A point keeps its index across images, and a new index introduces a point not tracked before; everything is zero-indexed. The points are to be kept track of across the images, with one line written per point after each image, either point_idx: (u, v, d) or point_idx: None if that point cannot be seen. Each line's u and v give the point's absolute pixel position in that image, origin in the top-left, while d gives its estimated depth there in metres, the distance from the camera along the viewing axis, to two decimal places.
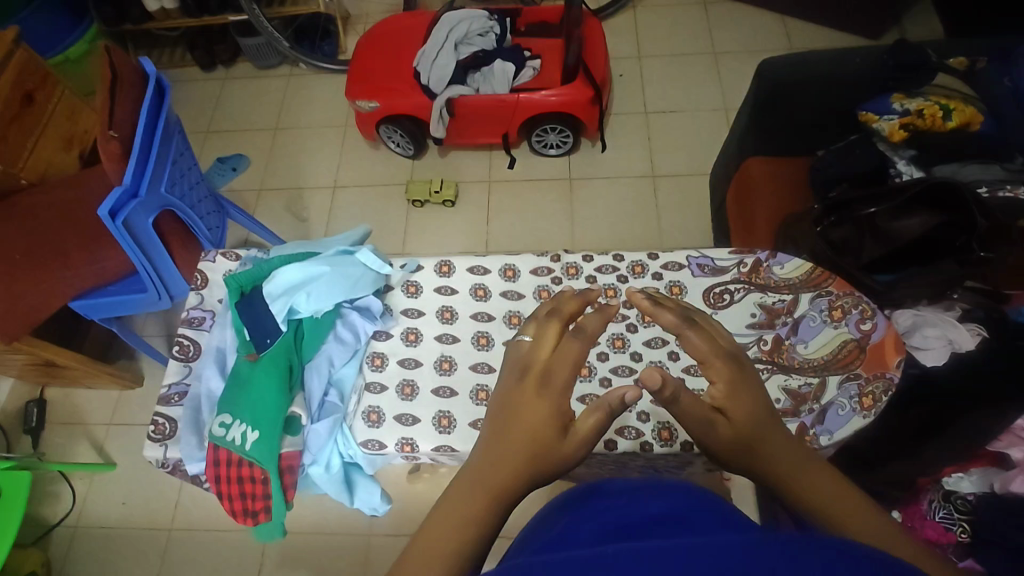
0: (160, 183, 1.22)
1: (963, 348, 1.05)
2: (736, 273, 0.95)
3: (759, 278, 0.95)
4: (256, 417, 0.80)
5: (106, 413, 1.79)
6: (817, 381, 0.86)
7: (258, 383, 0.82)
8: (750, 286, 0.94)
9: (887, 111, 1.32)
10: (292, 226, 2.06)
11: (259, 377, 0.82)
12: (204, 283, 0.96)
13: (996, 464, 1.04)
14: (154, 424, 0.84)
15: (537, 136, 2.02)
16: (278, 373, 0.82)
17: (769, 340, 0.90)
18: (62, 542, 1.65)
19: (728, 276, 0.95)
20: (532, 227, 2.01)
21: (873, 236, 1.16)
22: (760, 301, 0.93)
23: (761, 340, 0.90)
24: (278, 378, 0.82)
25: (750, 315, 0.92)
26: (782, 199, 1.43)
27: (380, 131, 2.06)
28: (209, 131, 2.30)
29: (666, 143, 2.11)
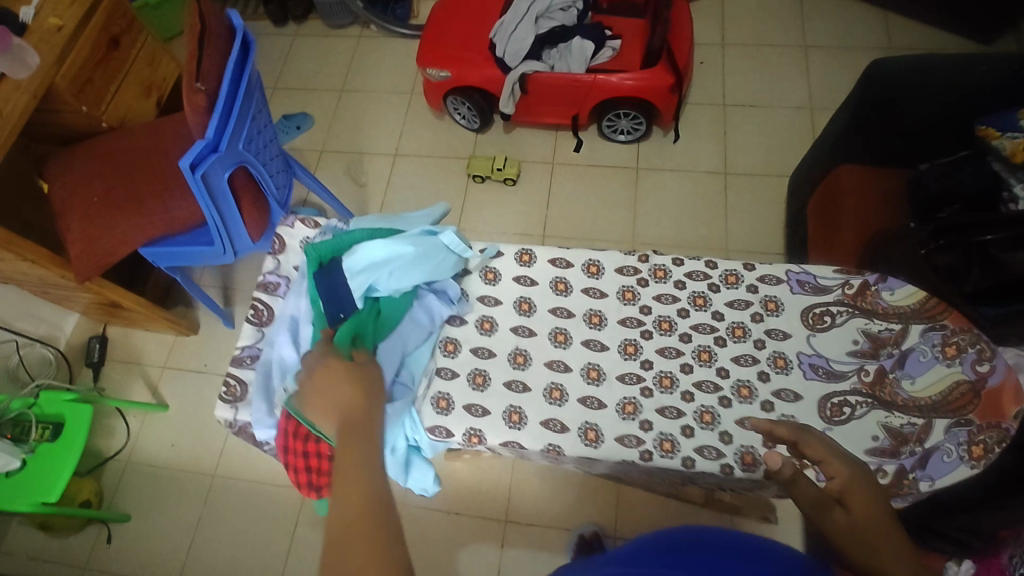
0: (239, 139, 1.21)
1: None
2: (841, 293, 0.91)
3: (865, 302, 0.90)
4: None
5: (162, 355, 1.85)
6: (922, 422, 0.82)
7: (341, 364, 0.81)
8: (855, 310, 0.90)
9: (1012, 128, 1.19)
10: (351, 190, 2.06)
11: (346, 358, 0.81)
12: (281, 247, 0.94)
13: None
14: (226, 385, 0.85)
15: (609, 121, 1.95)
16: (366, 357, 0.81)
17: (871, 370, 0.86)
18: (114, 475, 1.72)
19: (831, 297, 0.91)
20: (592, 214, 1.95)
21: (982, 266, 1.05)
22: (864, 327, 0.89)
23: (862, 370, 0.87)
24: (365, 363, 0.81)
25: (851, 342, 0.88)
26: (873, 212, 1.34)
27: (448, 102, 2.03)
28: (277, 87, 2.30)
29: (742, 139, 2.00)
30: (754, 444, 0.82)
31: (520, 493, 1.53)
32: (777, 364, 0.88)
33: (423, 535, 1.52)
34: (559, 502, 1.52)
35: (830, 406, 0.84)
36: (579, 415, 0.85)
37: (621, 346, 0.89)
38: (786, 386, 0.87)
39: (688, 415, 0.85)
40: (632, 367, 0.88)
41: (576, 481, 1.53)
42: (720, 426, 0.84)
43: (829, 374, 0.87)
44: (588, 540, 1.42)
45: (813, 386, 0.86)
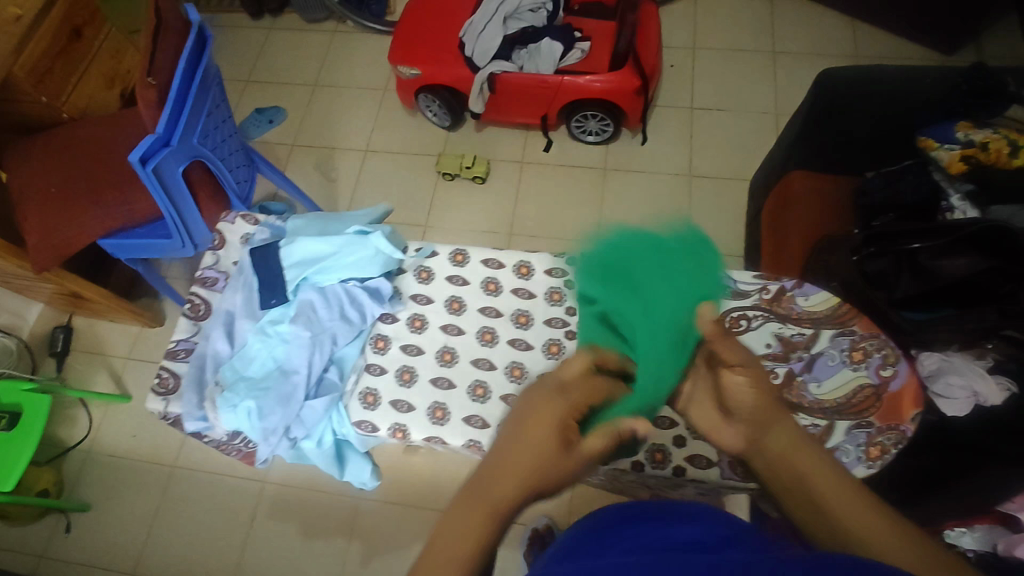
0: (193, 134, 1.22)
1: (988, 402, 1.00)
2: (759, 298, 0.95)
3: (780, 308, 0.94)
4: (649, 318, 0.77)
5: (126, 346, 1.86)
6: (825, 424, 0.86)
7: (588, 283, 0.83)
8: (770, 315, 0.93)
9: (949, 140, 1.23)
10: (321, 184, 2.07)
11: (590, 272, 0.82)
12: (221, 243, 0.97)
13: (1003, 523, 1.00)
14: (160, 377, 0.86)
15: (577, 121, 1.97)
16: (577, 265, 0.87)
17: (781, 373, 0.89)
18: (75, 465, 1.73)
19: (749, 301, 0.94)
20: (559, 213, 1.97)
21: (911, 273, 1.09)
22: (778, 331, 0.92)
23: (773, 372, 0.90)
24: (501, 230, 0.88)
25: (765, 345, 0.91)
26: (821, 219, 1.37)
27: (419, 99, 2.04)
28: (250, 80, 2.29)
29: (708, 143, 2.03)
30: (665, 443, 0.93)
31: None
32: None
33: (379, 527, 1.55)
34: None
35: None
36: (501, 413, 0.86)
37: (546, 346, 0.91)
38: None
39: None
40: (556, 367, 0.89)
41: None
42: None
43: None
44: (542, 534, 1.43)
45: None
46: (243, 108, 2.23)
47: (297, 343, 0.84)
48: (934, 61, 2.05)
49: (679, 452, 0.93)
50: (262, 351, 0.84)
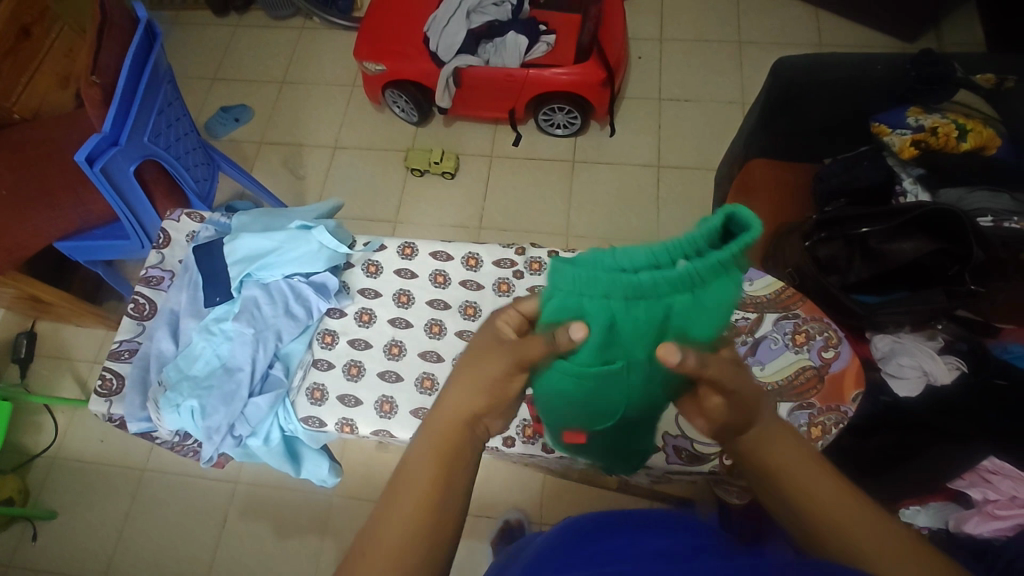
0: (144, 132, 1.20)
1: (937, 381, 1.01)
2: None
3: None
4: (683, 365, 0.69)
5: (92, 351, 1.82)
6: None
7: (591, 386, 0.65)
8: None
9: (900, 125, 1.25)
10: (289, 182, 2.04)
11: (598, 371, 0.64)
12: (166, 241, 0.95)
13: (955, 501, 1.02)
14: (102, 378, 0.85)
15: (544, 114, 1.97)
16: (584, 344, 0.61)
17: None
18: (41, 471, 1.70)
19: None
20: (529, 206, 1.97)
21: (862, 256, 1.11)
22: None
23: None
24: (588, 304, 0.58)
25: None
26: (779, 205, 1.38)
27: (386, 94, 2.02)
28: (215, 77, 2.24)
29: (676, 134, 2.04)
30: None
31: None
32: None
33: (351, 525, 1.54)
34: (485, 490, 1.54)
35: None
36: None
37: None
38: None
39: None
40: None
41: (502, 470, 1.56)
42: None
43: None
44: (510, 526, 1.45)
45: None
46: (209, 106, 2.19)
47: (240, 341, 0.83)
48: (896, 49, 2.08)
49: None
50: (205, 350, 0.83)
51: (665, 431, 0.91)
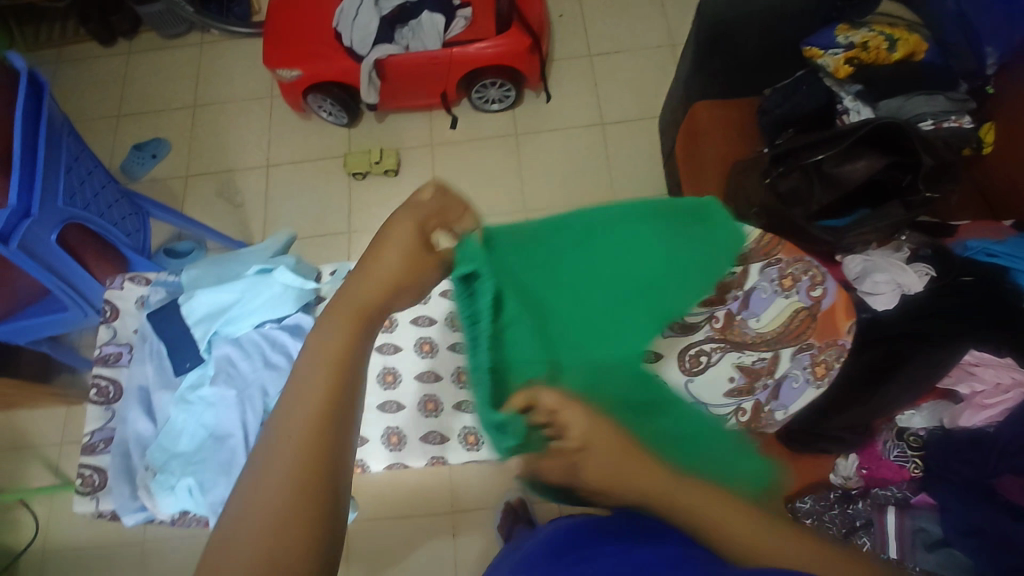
0: (56, 195, 1.09)
1: (910, 291, 1.07)
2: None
3: None
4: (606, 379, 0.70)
5: (57, 431, 1.70)
6: (771, 355, 0.90)
7: (601, 234, 0.75)
8: None
9: (831, 45, 1.25)
10: (227, 212, 1.92)
11: (569, 248, 0.74)
12: (115, 312, 0.87)
13: (945, 397, 1.06)
14: (81, 476, 0.79)
15: (477, 92, 1.89)
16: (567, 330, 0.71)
17: (720, 316, 0.90)
18: (33, 568, 1.60)
19: None
20: (482, 189, 1.90)
21: (821, 183, 1.11)
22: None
23: (713, 317, 0.90)
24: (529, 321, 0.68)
25: None
26: (731, 145, 1.37)
27: (309, 100, 1.90)
28: (119, 114, 2.06)
29: (611, 89, 2.00)
30: None
31: (462, 483, 1.55)
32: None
33: (375, 547, 1.51)
34: (501, 482, 1.54)
35: (687, 358, 0.90)
36: (454, 420, 1.02)
37: None
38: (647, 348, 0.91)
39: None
40: None
41: None
42: None
43: (681, 328, 0.89)
44: (514, 508, 1.43)
45: (671, 343, 0.90)
46: (120, 146, 2.02)
47: (226, 405, 0.78)
48: None
49: None
50: (188, 422, 0.78)
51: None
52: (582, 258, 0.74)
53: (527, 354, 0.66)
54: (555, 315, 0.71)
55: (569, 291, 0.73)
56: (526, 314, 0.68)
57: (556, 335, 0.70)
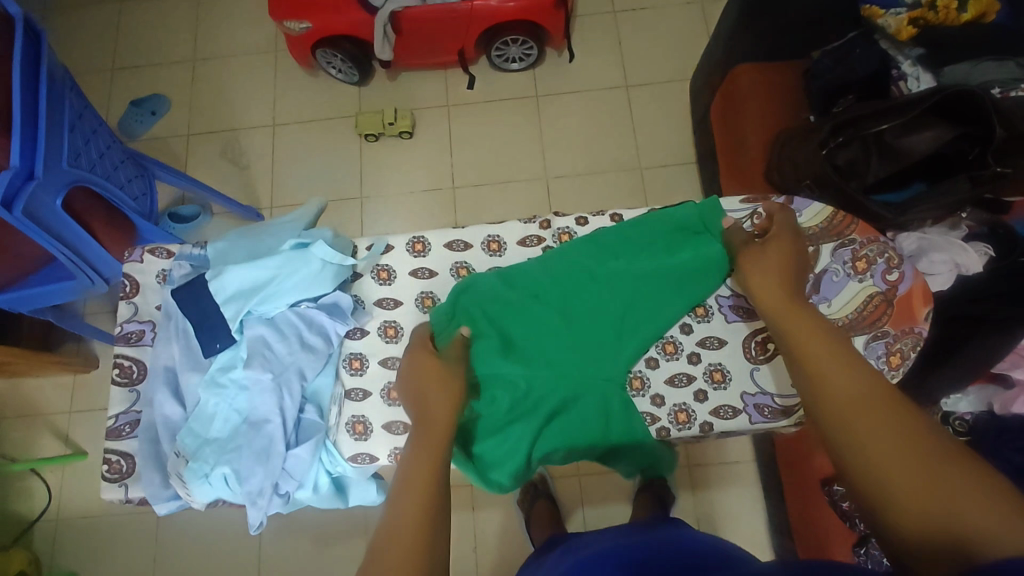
0: (60, 155, 1.01)
1: (969, 271, 1.01)
2: (751, 224, 0.94)
3: None
4: (564, 428, 0.87)
5: (65, 400, 1.66)
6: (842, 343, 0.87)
7: (561, 288, 0.90)
8: None
9: (894, 6, 1.21)
10: (233, 175, 1.83)
11: (539, 296, 0.90)
12: (134, 288, 0.86)
13: (994, 382, 1.03)
14: (107, 462, 0.79)
15: (497, 49, 1.74)
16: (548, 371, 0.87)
17: None
18: (47, 536, 1.57)
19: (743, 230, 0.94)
20: (500, 154, 1.80)
21: (880, 155, 1.07)
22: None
23: None
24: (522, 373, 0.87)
25: None
26: (775, 111, 1.29)
27: (317, 55, 1.76)
28: (113, 68, 1.94)
29: (639, 47, 1.86)
30: (686, 402, 0.89)
31: None
32: (697, 313, 0.93)
33: None
34: None
35: (754, 345, 0.90)
36: None
37: None
38: (710, 334, 0.92)
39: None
40: None
41: None
42: (652, 390, 0.90)
43: (750, 312, 0.92)
44: (532, 484, 1.36)
45: (735, 328, 0.92)
46: (116, 101, 1.91)
47: (261, 389, 0.77)
48: None
49: (703, 407, 0.89)
50: (219, 406, 0.77)
51: (744, 392, 0.89)
52: (550, 306, 0.89)
53: (496, 448, 0.86)
54: (519, 373, 0.86)
55: (535, 339, 0.89)
56: (504, 356, 0.86)
57: (525, 388, 0.87)
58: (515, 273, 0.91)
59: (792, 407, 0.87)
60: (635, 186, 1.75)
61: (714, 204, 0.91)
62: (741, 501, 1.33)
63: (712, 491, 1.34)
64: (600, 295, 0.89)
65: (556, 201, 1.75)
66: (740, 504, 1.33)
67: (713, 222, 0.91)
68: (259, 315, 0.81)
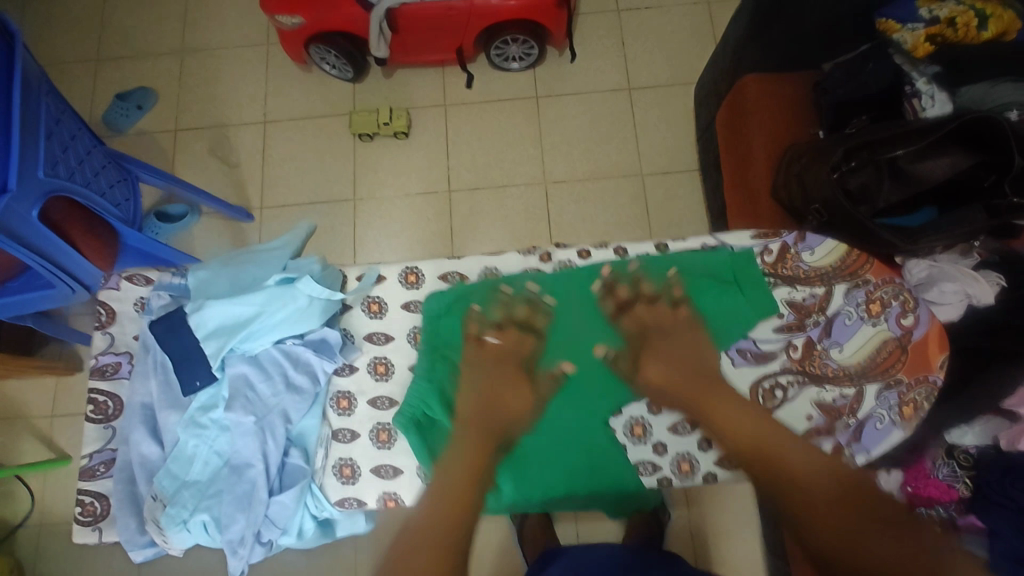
0: (37, 165, 0.96)
1: (980, 302, 0.96)
2: (762, 261, 0.93)
3: (786, 269, 0.92)
4: (541, 457, 0.87)
5: (47, 402, 1.54)
6: (853, 391, 0.88)
7: (565, 312, 0.92)
8: (778, 280, 0.92)
9: (912, 19, 1.14)
10: (222, 173, 1.76)
11: (536, 319, 0.90)
12: (111, 318, 0.88)
13: (1000, 415, 1.01)
14: (81, 504, 0.83)
15: (496, 49, 1.68)
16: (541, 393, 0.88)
17: (799, 344, 0.90)
18: (29, 546, 1.44)
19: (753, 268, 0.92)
20: (498, 157, 1.75)
21: (893, 178, 1.05)
22: (788, 297, 0.91)
23: (791, 346, 0.91)
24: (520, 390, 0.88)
25: (778, 318, 0.91)
26: (783, 124, 1.24)
27: (311, 51, 1.69)
28: (98, 58, 1.86)
29: (642, 49, 1.81)
30: (689, 451, 0.89)
31: None
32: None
33: None
34: None
35: (761, 392, 0.89)
36: None
37: None
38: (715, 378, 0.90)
39: (618, 429, 0.90)
40: None
41: None
42: (654, 438, 0.90)
43: (757, 357, 0.91)
44: None
45: (742, 372, 0.90)
46: (102, 94, 1.84)
47: (243, 431, 0.79)
48: None
49: (707, 457, 0.88)
50: (199, 448, 0.80)
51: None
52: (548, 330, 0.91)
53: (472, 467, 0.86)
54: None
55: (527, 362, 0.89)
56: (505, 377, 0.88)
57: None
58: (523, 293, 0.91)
59: None
60: (634, 194, 1.70)
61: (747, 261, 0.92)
62: (737, 524, 1.31)
63: (711, 513, 1.32)
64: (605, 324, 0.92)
65: (555, 207, 1.70)
66: (736, 525, 1.31)
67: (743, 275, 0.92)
68: (245, 351, 0.82)
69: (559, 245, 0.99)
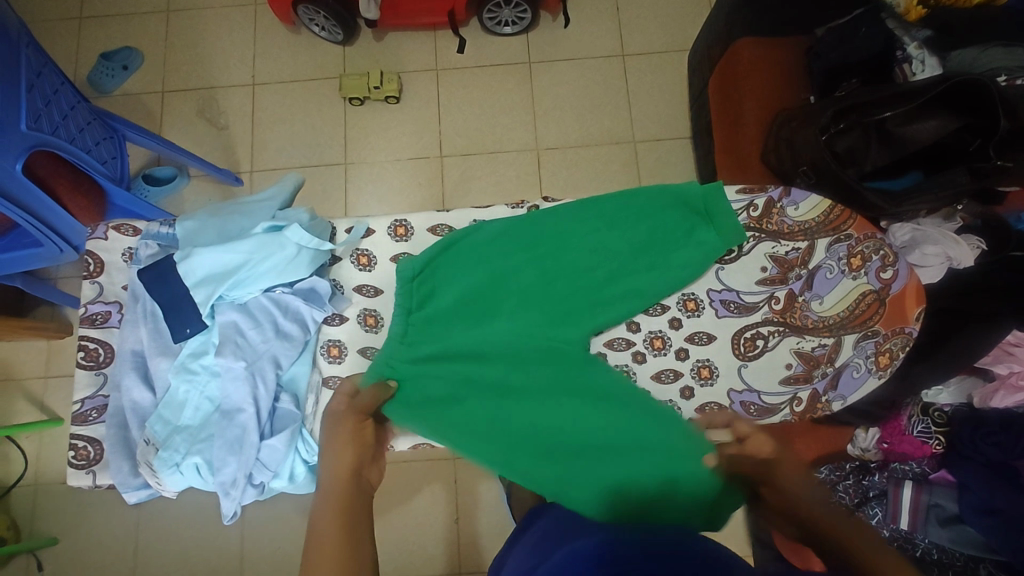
0: (19, 117, 0.95)
1: (960, 264, 0.97)
2: (746, 217, 0.93)
3: (770, 224, 0.93)
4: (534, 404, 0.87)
5: (39, 365, 1.53)
6: (832, 342, 0.91)
7: (541, 249, 0.91)
8: (762, 235, 0.93)
9: None
10: (210, 136, 1.74)
11: (514, 256, 0.91)
12: (100, 268, 0.88)
13: (976, 374, 1.04)
14: (75, 448, 0.84)
15: (489, 12, 1.65)
16: (522, 332, 0.90)
17: (781, 297, 0.92)
18: (25, 505, 1.45)
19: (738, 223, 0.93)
20: (490, 122, 1.73)
21: (880, 143, 1.06)
22: (772, 252, 0.93)
23: (773, 298, 0.92)
24: (505, 331, 0.89)
25: (762, 270, 0.92)
26: (775, 87, 1.24)
27: (299, 12, 1.66)
28: (81, 16, 1.81)
29: (637, 14, 1.78)
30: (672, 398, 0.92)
31: None
32: (688, 307, 0.94)
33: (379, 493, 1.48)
34: None
35: (743, 341, 0.92)
36: None
37: None
38: (698, 329, 0.93)
39: None
40: None
41: None
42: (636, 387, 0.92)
43: (741, 308, 0.93)
44: None
45: (727, 323, 0.93)
46: (86, 53, 1.79)
47: (233, 377, 0.80)
48: None
49: (688, 404, 0.92)
50: (190, 393, 0.82)
51: (731, 389, 0.92)
52: (526, 267, 0.91)
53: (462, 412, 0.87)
54: (490, 335, 0.89)
55: (506, 299, 0.90)
56: (489, 319, 0.90)
57: (495, 352, 0.90)
58: (502, 231, 0.92)
59: (779, 404, 0.91)
60: (626, 159, 1.70)
61: (720, 190, 0.90)
62: None
63: None
64: (582, 260, 0.91)
65: (547, 173, 1.70)
66: None
67: (715, 207, 0.90)
68: (235, 299, 0.83)
69: (547, 199, 1.00)
